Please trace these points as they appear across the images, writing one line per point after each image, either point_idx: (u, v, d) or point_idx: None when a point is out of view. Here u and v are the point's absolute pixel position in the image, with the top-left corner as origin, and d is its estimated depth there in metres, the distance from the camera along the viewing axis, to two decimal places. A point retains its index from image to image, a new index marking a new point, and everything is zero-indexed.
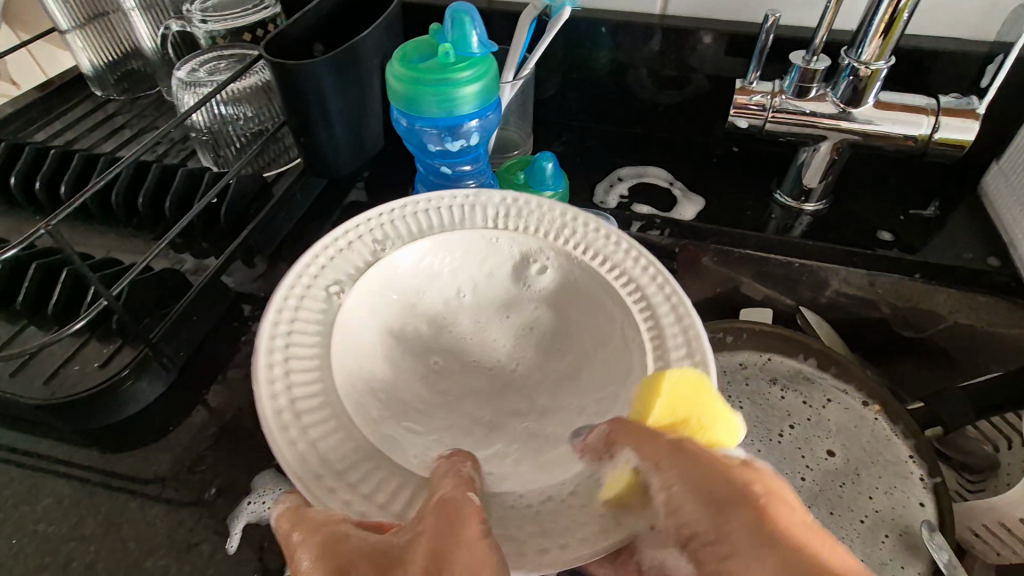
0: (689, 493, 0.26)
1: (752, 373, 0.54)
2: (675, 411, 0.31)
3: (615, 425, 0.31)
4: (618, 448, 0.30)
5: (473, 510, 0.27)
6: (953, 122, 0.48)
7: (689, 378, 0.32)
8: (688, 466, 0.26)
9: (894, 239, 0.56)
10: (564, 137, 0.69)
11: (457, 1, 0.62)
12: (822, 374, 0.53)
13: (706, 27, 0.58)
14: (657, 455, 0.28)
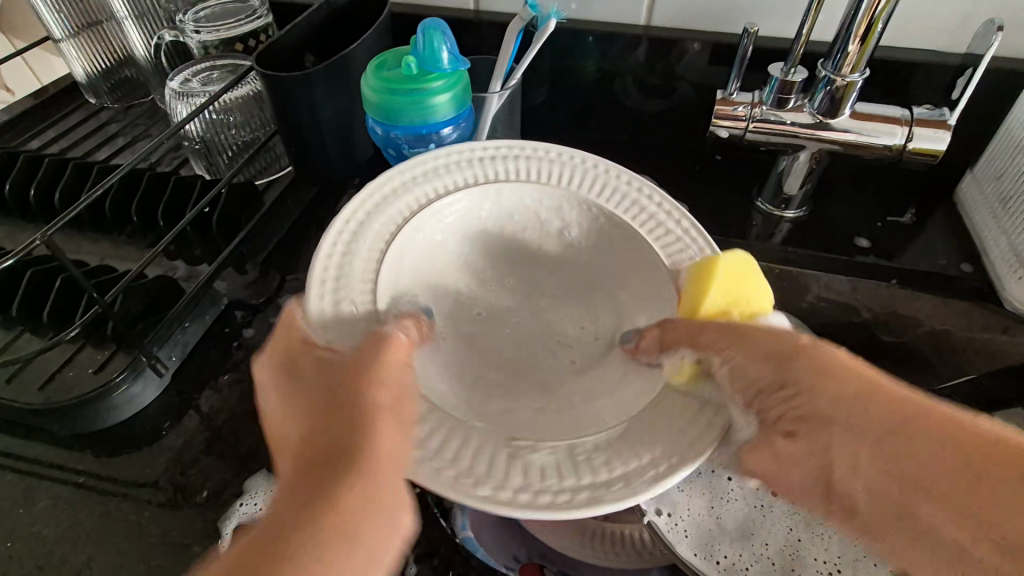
0: (745, 357, 0.37)
1: None
2: (730, 290, 0.39)
3: (656, 329, 0.39)
4: (670, 348, 0.38)
5: (399, 346, 0.35)
6: (925, 132, 0.49)
7: (741, 259, 0.40)
8: (741, 357, 0.37)
9: (871, 245, 0.58)
10: (552, 145, 0.71)
11: (446, 11, 0.63)
12: None
13: (690, 38, 0.60)
14: (708, 342, 0.37)
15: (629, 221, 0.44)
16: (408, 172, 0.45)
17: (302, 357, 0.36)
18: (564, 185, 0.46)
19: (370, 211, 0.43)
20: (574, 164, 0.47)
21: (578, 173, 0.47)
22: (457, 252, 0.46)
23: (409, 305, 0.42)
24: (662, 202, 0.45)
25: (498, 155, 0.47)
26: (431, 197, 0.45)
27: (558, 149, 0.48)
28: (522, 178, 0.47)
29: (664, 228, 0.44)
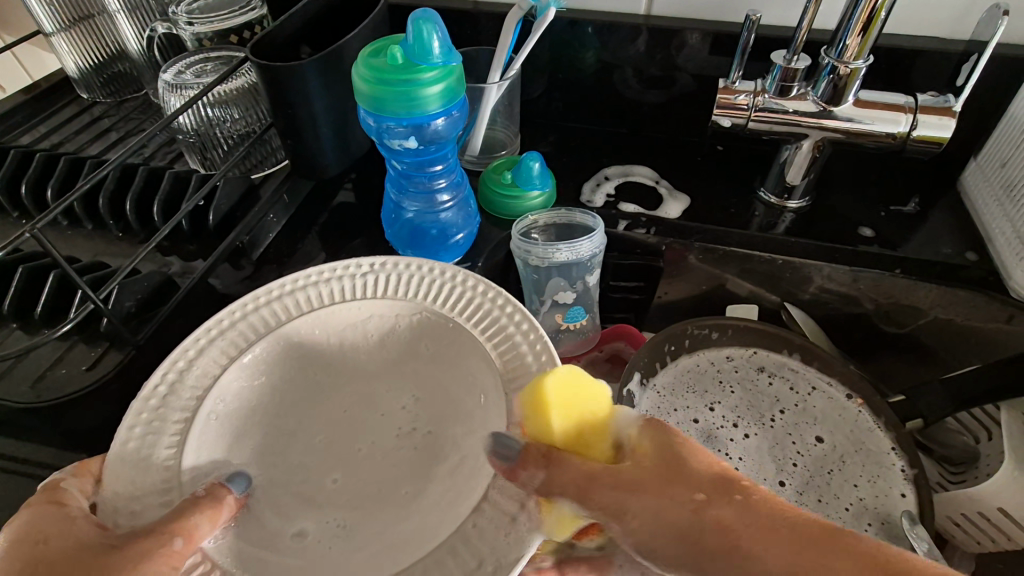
0: (653, 528, 0.30)
1: (740, 365, 0.55)
2: (569, 414, 0.33)
3: (535, 474, 0.32)
4: (555, 497, 0.31)
5: (170, 556, 0.29)
6: (930, 119, 0.49)
7: (568, 373, 0.34)
8: (648, 517, 0.30)
9: (875, 234, 0.57)
10: (551, 137, 0.70)
11: (443, 2, 0.62)
12: (804, 368, 0.54)
13: (690, 27, 0.59)
14: (603, 505, 0.31)
15: (479, 341, 0.39)
16: (220, 319, 0.40)
17: (49, 531, 0.30)
18: (421, 305, 0.42)
19: (181, 367, 0.37)
20: (415, 271, 0.43)
21: (420, 281, 0.42)
22: (304, 377, 0.42)
23: (229, 445, 0.37)
24: (508, 307, 0.39)
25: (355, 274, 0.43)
26: (248, 338, 0.40)
27: (392, 259, 0.43)
28: (379, 296, 0.42)
29: (518, 355, 0.37)
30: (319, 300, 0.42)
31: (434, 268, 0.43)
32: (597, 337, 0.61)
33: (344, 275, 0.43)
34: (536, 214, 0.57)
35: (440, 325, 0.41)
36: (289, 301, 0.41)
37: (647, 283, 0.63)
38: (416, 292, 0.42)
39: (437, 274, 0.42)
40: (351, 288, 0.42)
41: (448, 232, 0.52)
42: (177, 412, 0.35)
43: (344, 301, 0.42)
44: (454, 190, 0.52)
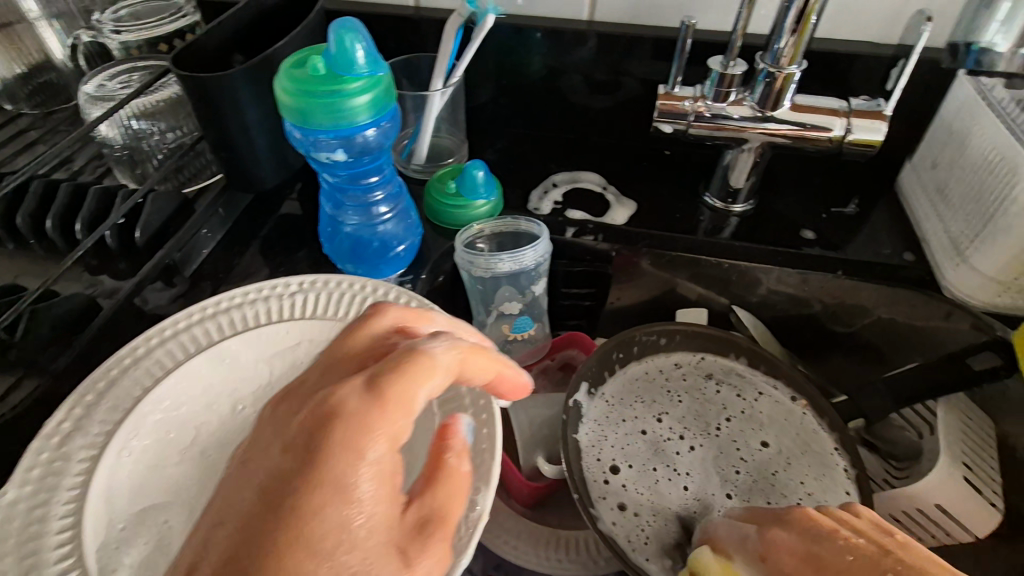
0: None
1: (688, 372, 0.55)
2: None
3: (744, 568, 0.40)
4: None
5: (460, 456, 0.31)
6: (862, 123, 0.49)
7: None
8: None
9: (816, 236, 0.58)
10: (500, 144, 0.69)
11: (383, 9, 0.61)
12: (752, 372, 0.54)
13: (634, 34, 0.59)
14: None
15: None
16: (139, 345, 0.40)
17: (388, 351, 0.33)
18: (349, 320, 0.42)
19: (91, 400, 0.37)
20: (345, 290, 0.44)
21: (348, 300, 0.43)
22: (226, 405, 0.40)
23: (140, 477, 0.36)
24: None
25: (285, 295, 0.44)
26: (167, 365, 0.39)
27: (322, 277, 0.44)
28: (308, 313, 0.43)
29: None
30: (245, 322, 0.42)
31: (364, 282, 0.44)
32: (548, 346, 0.60)
33: (271, 295, 0.44)
34: (482, 223, 0.56)
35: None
36: (212, 326, 0.42)
37: (597, 290, 0.63)
38: (344, 309, 0.43)
39: (368, 292, 0.43)
40: (281, 308, 0.43)
41: (388, 244, 0.51)
42: (81, 450, 0.35)
43: (270, 322, 0.43)
44: (392, 201, 0.51)
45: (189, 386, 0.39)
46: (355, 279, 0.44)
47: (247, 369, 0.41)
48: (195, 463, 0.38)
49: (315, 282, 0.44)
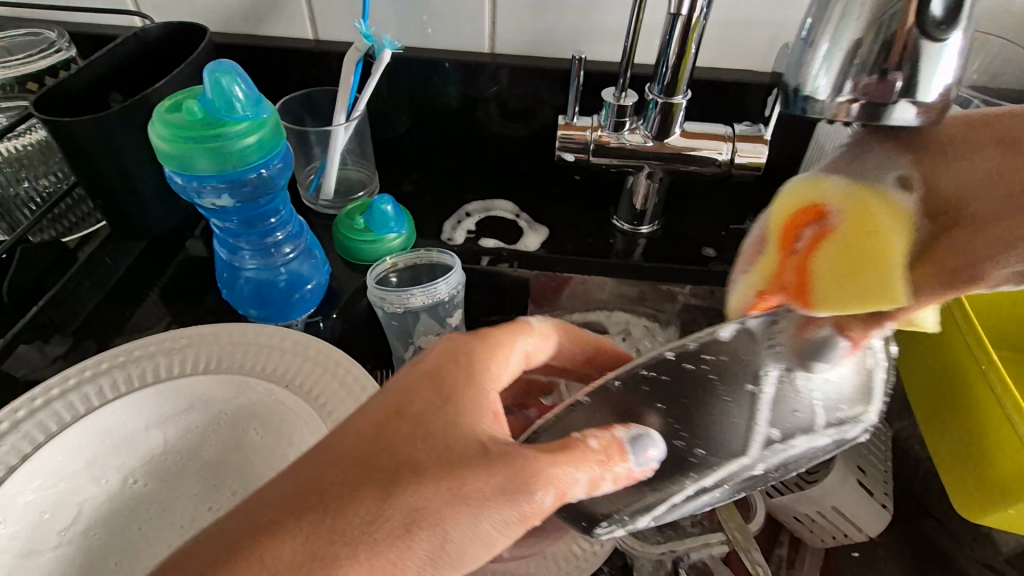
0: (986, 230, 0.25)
1: None
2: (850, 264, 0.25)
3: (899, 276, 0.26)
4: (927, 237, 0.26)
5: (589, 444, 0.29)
6: (745, 147, 0.53)
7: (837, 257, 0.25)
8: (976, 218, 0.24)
9: (717, 253, 0.61)
10: (414, 175, 0.69)
11: (280, 43, 0.60)
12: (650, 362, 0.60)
13: (537, 65, 0.61)
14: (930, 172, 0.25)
15: (305, 403, 0.39)
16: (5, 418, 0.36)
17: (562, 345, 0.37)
18: (249, 372, 0.40)
19: None
20: (243, 340, 0.42)
21: (248, 351, 0.41)
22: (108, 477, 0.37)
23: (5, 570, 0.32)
24: (339, 368, 0.39)
25: (177, 349, 0.41)
26: (40, 438, 0.36)
27: (217, 327, 0.42)
28: (202, 368, 0.40)
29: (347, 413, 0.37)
30: (130, 383, 0.39)
31: (263, 329, 0.42)
32: None
33: (160, 351, 0.41)
34: (395, 256, 0.55)
35: (273, 399, 0.39)
36: (92, 390, 0.38)
37: None
38: (244, 360, 0.41)
39: (268, 341, 0.42)
40: (172, 364, 0.40)
41: (295, 283, 0.49)
42: None
43: (161, 381, 0.40)
44: (295, 241, 0.50)
45: (67, 460, 0.36)
46: (253, 327, 0.42)
47: (137, 434, 0.38)
48: (76, 548, 0.35)
49: (210, 333, 0.42)
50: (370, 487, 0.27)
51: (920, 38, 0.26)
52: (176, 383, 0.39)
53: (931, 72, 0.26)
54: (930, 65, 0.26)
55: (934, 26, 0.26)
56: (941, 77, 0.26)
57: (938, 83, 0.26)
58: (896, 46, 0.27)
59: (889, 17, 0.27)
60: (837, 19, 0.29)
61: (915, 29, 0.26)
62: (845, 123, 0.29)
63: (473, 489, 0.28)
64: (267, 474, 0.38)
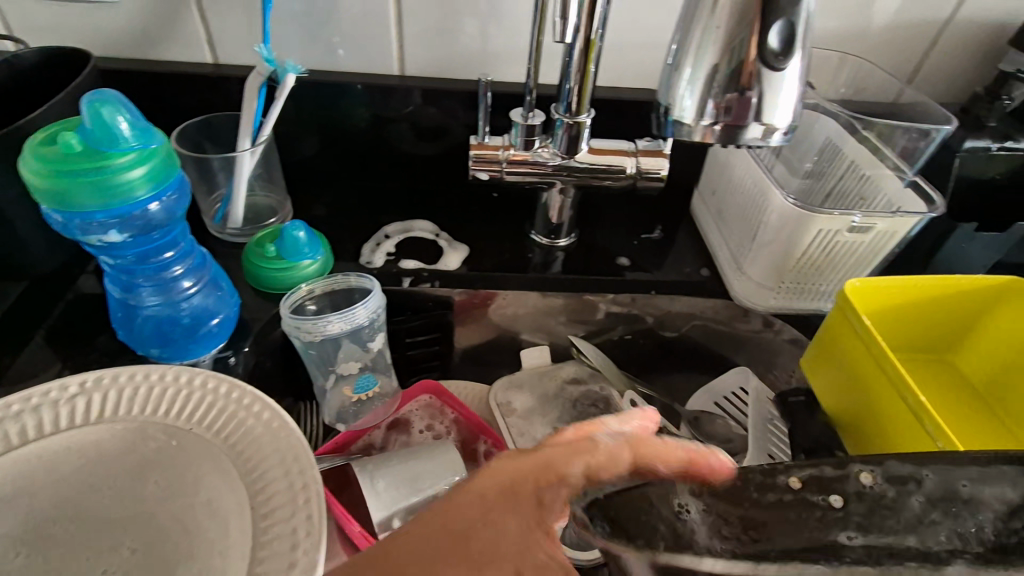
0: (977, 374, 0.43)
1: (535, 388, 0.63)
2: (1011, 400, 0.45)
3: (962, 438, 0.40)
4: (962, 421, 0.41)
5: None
6: (648, 161, 0.56)
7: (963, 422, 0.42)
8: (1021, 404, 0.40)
9: (630, 262, 0.64)
10: (328, 199, 0.67)
11: (176, 68, 0.57)
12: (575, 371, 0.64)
13: (446, 86, 0.62)
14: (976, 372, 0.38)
15: (214, 443, 0.37)
16: None
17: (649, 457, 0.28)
18: (149, 416, 0.38)
19: None
20: (141, 383, 0.39)
21: (147, 394, 0.39)
22: None
23: None
24: (250, 404, 0.37)
25: (62, 399, 0.38)
26: None
27: (110, 371, 0.39)
28: (96, 417, 0.38)
29: (259, 452, 0.36)
30: (9, 440, 0.36)
31: (164, 370, 0.39)
32: (398, 399, 0.58)
33: (43, 402, 0.37)
34: (309, 284, 0.54)
35: (177, 443, 0.37)
36: None
37: (443, 334, 0.66)
38: (143, 404, 0.38)
39: (168, 381, 0.39)
40: (59, 415, 0.37)
41: (200, 318, 0.47)
42: None
43: (49, 435, 0.36)
44: (197, 274, 0.47)
45: None
46: (151, 368, 0.39)
47: (14, 499, 0.34)
48: None
49: (103, 380, 0.39)
50: None
51: (761, 68, 0.34)
52: (68, 438, 0.37)
53: (774, 99, 0.35)
54: (774, 91, 0.35)
55: (773, 56, 0.34)
56: (790, 103, 0.36)
57: (779, 110, 0.36)
58: (744, 74, 0.35)
59: (738, 44, 0.34)
60: (698, 46, 0.36)
61: (757, 62, 0.34)
62: (713, 135, 0.37)
63: None
64: (169, 526, 0.35)
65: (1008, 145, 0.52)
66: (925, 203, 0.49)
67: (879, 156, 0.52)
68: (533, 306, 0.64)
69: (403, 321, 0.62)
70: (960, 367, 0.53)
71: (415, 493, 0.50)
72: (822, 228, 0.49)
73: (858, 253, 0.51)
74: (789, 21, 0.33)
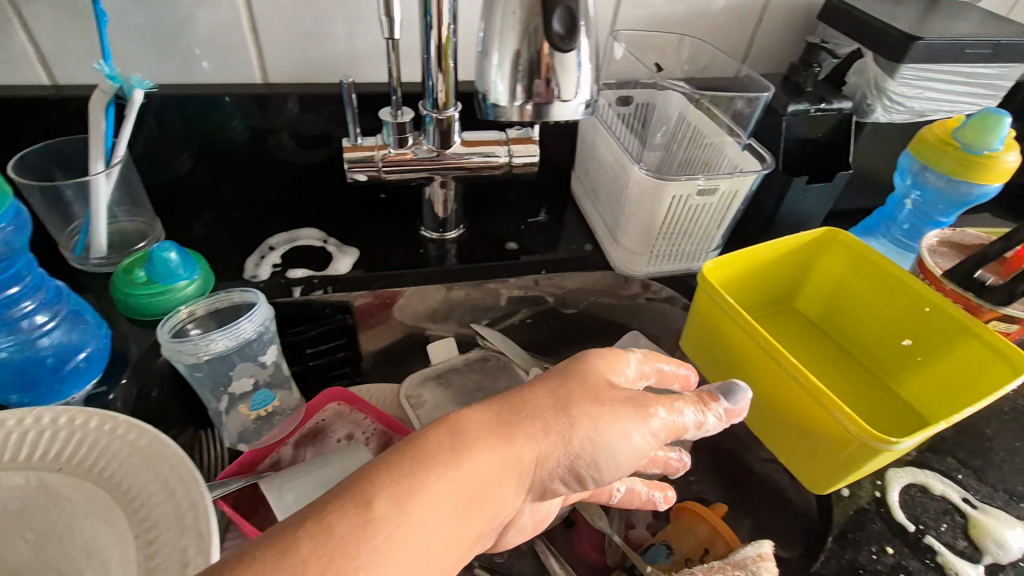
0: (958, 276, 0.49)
1: (446, 377, 0.65)
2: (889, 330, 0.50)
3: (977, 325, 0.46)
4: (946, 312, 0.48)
5: (673, 425, 0.36)
6: (519, 147, 0.59)
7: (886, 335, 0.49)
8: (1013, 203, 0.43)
9: (518, 246, 0.67)
10: (206, 217, 0.65)
11: (9, 92, 0.53)
12: (484, 355, 0.67)
13: (317, 91, 0.62)
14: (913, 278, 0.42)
15: (92, 479, 0.35)
16: None
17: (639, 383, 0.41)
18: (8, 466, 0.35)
19: None
20: None
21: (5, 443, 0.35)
22: None
23: None
24: (129, 434, 0.36)
25: None
26: None
27: None
28: None
29: (144, 480, 0.34)
30: None
31: (24, 413, 0.36)
32: (303, 412, 0.57)
33: None
34: (190, 305, 0.51)
35: (46, 490, 0.34)
36: None
37: (349, 339, 0.65)
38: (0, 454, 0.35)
39: (29, 425, 0.36)
40: None
41: (64, 356, 0.44)
42: None
43: None
44: (52, 308, 0.44)
45: None
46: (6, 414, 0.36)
47: None
48: None
49: None
50: (525, 444, 0.32)
51: (551, 51, 0.37)
52: None
53: (568, 76, 0.39)
54: (567, 71, 0.38)
55: (557, 37, 0.37)
56: (585, 81, 0.39)
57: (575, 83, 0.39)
58: (540, 63, 0.38)
59: (533, 32, 0.37)
60: (499, 33, 0.38)
61: (548, 46, 0.37)
62: (525, 113, 0.40)
63: (578, 450, 0.33)
64: None
65: (824, 106, 0.58)
66: (759, 162, 0.55)
67: (718, 123, 0.58)
68: (431, 298, 0.65)
69: (301, 331, 0.62)
70: (800, 309, 0.58)
71: None
72: (675, 194, 0.54)
73: (709, 213, 0.56)
74: (566, 9, 0.36)
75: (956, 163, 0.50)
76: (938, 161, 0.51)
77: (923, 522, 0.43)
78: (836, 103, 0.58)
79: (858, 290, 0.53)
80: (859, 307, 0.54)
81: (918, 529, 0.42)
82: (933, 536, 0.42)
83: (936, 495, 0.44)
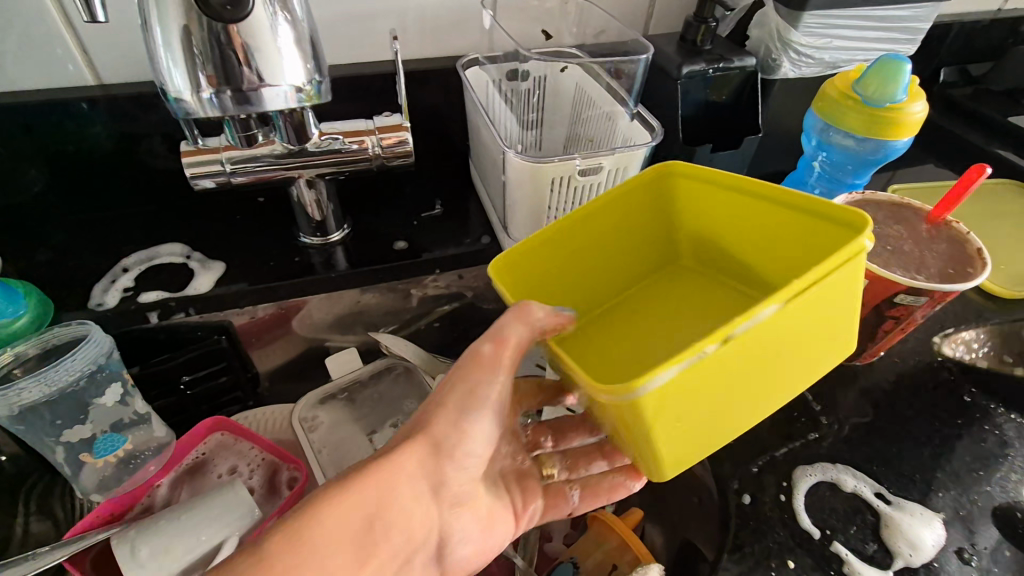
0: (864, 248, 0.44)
1: (348, 393, 0.58)
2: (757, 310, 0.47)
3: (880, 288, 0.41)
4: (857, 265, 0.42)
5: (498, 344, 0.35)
6: (389, 136, 0.52)
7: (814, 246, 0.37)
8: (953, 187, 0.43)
9: (409, 245, 0.60)
10: (55, 241, 0.58)
11: None
12: (388, 365, 0.59)
13: (158, 89, 0.55)
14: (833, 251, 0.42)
15: None
16: None
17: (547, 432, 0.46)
18: None
19: None
20: None
21: None
22: None
23: None
24: None
25: None
26: None
27: None
28: None
29: None
30: None
31: None
32: (169, 455, 0.51)
33: None
34: (18, 348, 0.45)
35: None
36: None
37: (229, 363, 0.56)
38: None
39: None
40: None
41: None
42: None
43: None
44: None
45: None
46: None
47: None
48: None
49: None
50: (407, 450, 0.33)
51: (224, 25, 0.34)
52: None
53: (265, 54, 0.35)
54: (257, 48, 0.35)
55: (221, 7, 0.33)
56: (282, 61, 0.36)
57: (283, 60, 0.36)
58: (228, 42, 0.34)
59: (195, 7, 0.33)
60: (157, 8, 0.34)
61: (216, 21, 0.34)
62: (216, 104, 0.36)
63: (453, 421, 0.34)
64: None
65: (723, 65, 0.52)
66: (648, 132, 0.49)
67: (606, 91, 0.52)
68: (317, 310, 0.59)
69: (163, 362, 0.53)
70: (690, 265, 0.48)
71: (190, 551, 0.45)
72: (556, 177, 0.48)
73: (599, 193, 0.51)
74: None
75: (860, 117, 0.45)
76: (841, 117, 0.46)
77: (831, 527, 0.38)
78: (736, 61, 0.52)
79: (718, 214, 0.43)
80: (730, 234, 0.43)
81: (824, 536, 0.38)
82: (840, 543, 0.38)
83: (847, 492, 0.40)
